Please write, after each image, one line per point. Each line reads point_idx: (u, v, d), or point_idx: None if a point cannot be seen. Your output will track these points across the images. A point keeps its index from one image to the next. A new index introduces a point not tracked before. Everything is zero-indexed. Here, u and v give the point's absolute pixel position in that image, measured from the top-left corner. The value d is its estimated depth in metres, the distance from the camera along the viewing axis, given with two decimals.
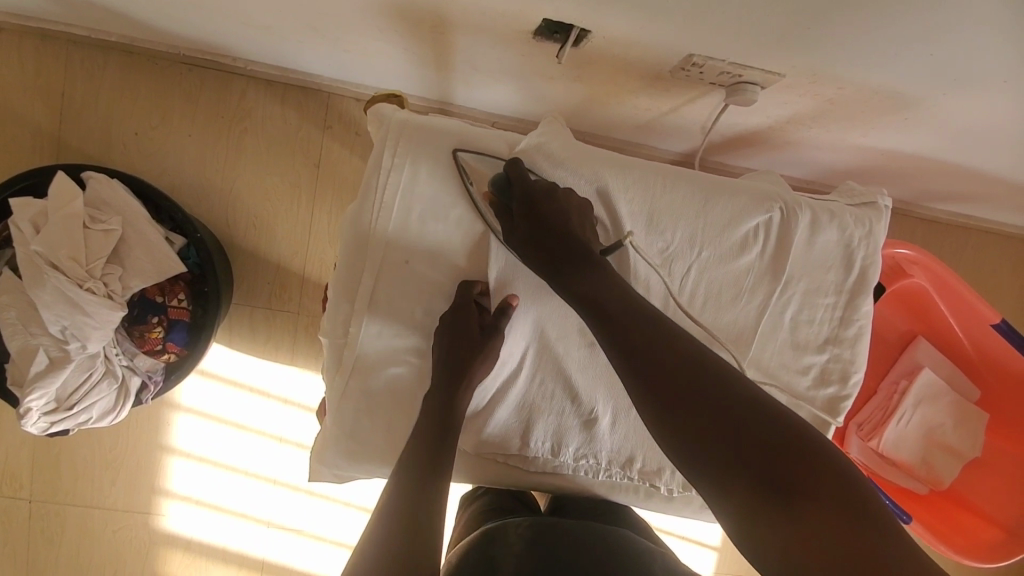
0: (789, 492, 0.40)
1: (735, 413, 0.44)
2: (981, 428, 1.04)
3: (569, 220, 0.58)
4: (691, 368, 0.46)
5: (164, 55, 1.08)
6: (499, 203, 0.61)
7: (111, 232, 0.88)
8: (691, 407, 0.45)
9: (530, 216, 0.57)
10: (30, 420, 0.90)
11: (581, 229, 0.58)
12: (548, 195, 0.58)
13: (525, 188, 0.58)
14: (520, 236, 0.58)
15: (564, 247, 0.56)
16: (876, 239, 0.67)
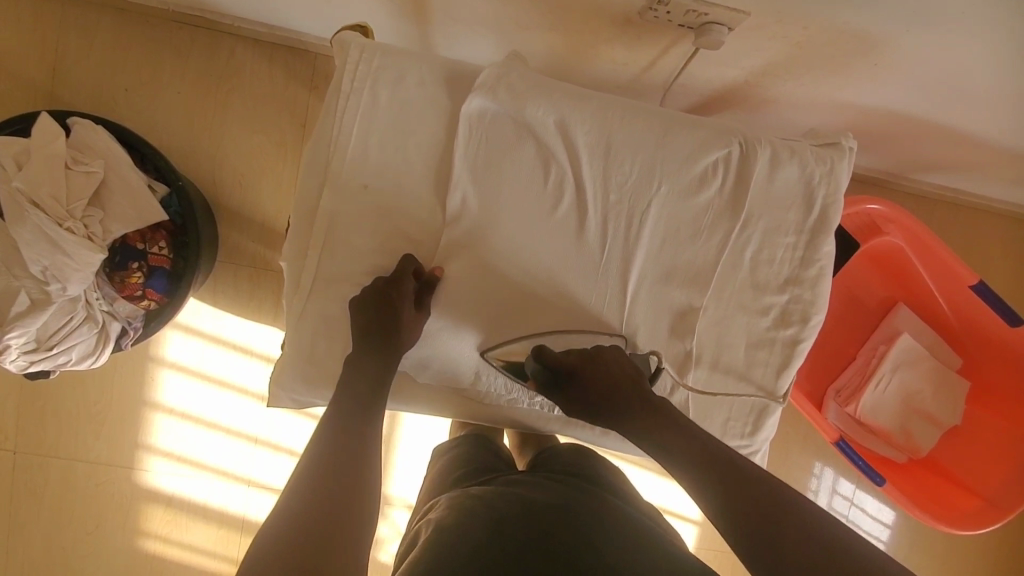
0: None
1: (792, 522, 0.48)
2: (959, 396, 1.03)
3: (614, 380, 0.60)
4: (743, 481, 0.51)
5: (154, 12, 1.10)
6: (494, 351, 0.65)
7: (93, 175, 0.90)
8: (753, 516, 0.49)
9: (583, 398, 0.60)
10: (9, 357, 0.92)
11: (627, 379, 0.61)
12: (587, 368, 0.60)
13: (564, 370, 0.61)
14: (576, 407, 0.62)
15: (621, 406, 0.59)
16: (837, 178, 0.66)
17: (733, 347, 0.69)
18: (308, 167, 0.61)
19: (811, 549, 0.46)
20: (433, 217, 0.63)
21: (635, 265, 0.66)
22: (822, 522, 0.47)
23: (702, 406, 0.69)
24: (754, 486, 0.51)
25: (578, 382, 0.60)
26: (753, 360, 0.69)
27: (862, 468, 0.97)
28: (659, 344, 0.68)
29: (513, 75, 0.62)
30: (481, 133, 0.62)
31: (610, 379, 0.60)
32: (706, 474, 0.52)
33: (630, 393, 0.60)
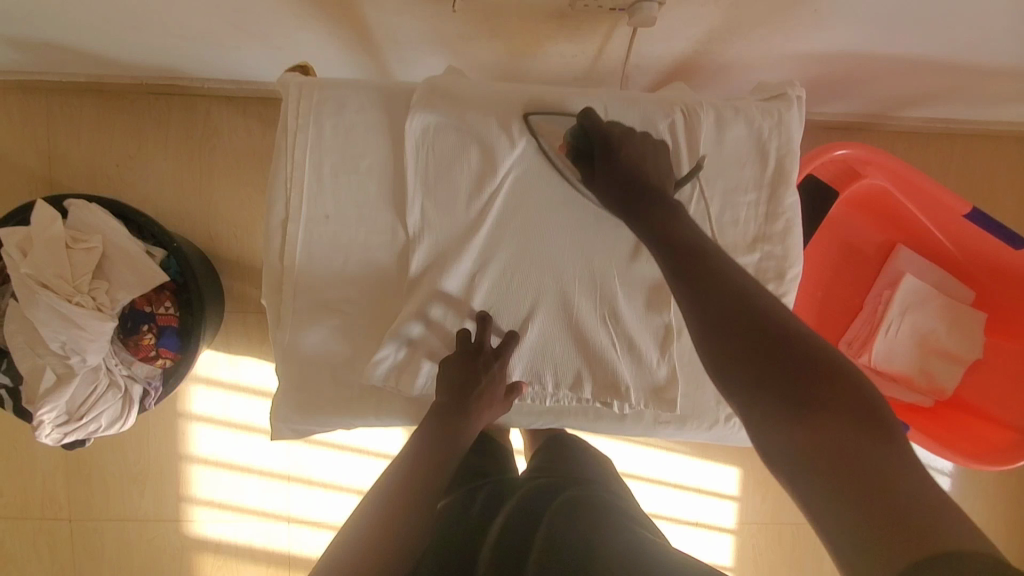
0: (814, 414, 0.39)
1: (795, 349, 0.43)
2: (978, 328, 1.00)
3: (636, 164, 0.60)
4: (753, 304, 0.46)
5: (131, 88, 1.16)
6: (537, 117, 0.65)
7: (93, 250, 0.96)
8: (732, 329, 0.45)
9: (606, 166, 0.60)
10: (45, 432, 0.98)
11: (654, 170, 0.60)
12: (618, 142, 0.61)
13: (597, 135, 0.62)
14: (597, 180, 0.61)
15: (635, 185, 0.59)
16: (788, 128, 0.66)
17: None
18: (270, 206, 0.64)
19: (800, 382, 0.41)
20: (395, 234, 0.66)
21: (598, 250, 0.68)
22: (842, 369, 0.41)
23: (692, 376, 0.70)
24: (764, 309, 0.45)
25: (604, 148, 0.61)
26: None
27: None
28: (639, 322, 0.69)
29: (448, 86, 0.63)
30: (427, 146, 0.64)
31: (636, 159, 0.60)
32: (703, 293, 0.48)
33: (650, 185, 0.59)
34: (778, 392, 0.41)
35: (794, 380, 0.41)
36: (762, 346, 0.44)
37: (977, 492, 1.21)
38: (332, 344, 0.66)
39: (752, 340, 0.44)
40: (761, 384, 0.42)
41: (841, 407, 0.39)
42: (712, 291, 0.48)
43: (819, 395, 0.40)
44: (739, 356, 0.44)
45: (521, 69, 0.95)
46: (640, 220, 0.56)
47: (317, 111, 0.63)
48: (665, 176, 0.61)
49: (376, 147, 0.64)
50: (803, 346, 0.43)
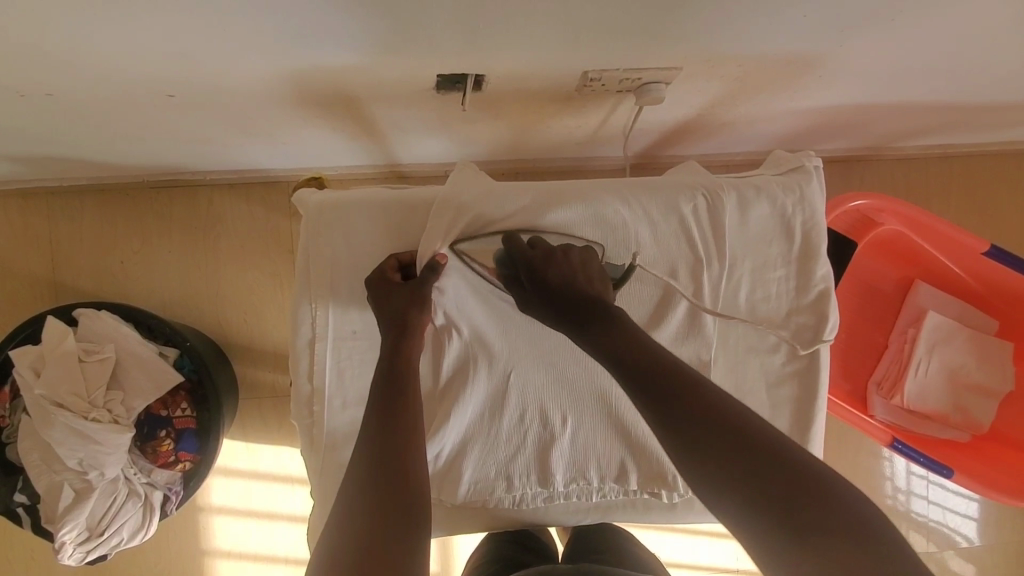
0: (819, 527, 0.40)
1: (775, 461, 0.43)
2: (1006, 359, 0.99)
3: (579, 279, 0.57)
4: (722, 416, 0.46)
5: (132, 185, 1.16)
6: (463, 245, 0.63)
7: (106, 360, 0.94)
8: (736, 464, 0.43)
9: (535, 288, 0.58)
10: (66, 553, 0.95)
11: (586, 281, 0.57)
12: (548, 259, 0.58)
13: (523, 259, 0.59)
14: (536, 303, 0.58)
15: (578, 304, 0.56)
16: (811, 202, 0.66)
17: (753, 392, 0.68)
18: (296, 327, 0.63)
19: (833, 523, 0.40)
20: None
21: None
22: (862, 508, 0.41)
23: None
24: (779, 456, 0.43)
25: (532, 272, 0.58)
26: (776, 399, 0.68)
27: (925, 462, 0.93)
28: None
29: (469, 193, 0.63)
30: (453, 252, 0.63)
31: (572, 273, 0.58)
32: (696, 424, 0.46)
33: (594, 298, 0.56)
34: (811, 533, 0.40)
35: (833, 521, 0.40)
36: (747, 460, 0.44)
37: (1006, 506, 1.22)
38: None
39: (758, 476, 0.43)
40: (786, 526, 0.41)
41: (828, 516, 0.40)
42: (680, 409, 0.47)
43: (812, 502, 0.41)
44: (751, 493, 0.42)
45: (524, 142, 0.96)
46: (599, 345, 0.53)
47: (339, 228, 0.63)
48: (601, 283, 0.59)
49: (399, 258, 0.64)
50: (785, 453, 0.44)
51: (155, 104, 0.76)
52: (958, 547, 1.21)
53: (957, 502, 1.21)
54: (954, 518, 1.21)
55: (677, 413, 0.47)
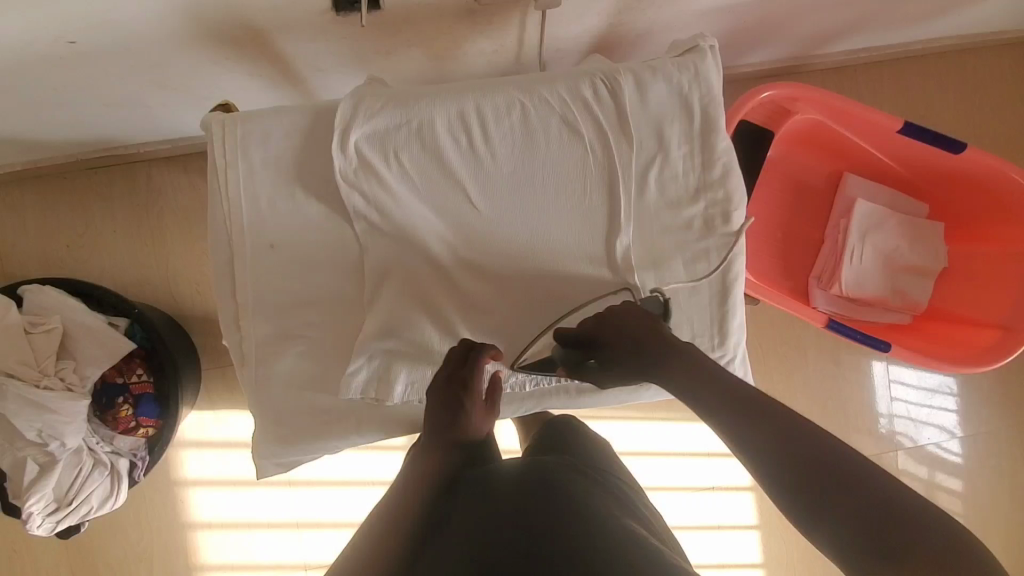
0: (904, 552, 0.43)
1: (865, 491, 0.46)
2: (937, 239, 1.02)
3: (633, 335, 0.63)
4: (834, 461, 0.48)
5: (68, 167, 1.16)
6: (366, 140, 0.63)
7: (53, 331, 0.94)
8: (831, 502, 0.46)
9: (625, 359, 0.63)
10: (36, 524, 0.96)
11: (648, 332, 0.63)
12: (599, 330, 0.64)
13: (586, 336, 0.64)
14: (615, 370, 0.64)
15: (651, 361, 0.61)
16: (706, 79, 0.66)
17: (673, 270, 0.69)
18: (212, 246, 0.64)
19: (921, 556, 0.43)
20: (342, 248, 0.66)
21: (546, 228, 0.68)
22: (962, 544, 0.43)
23: None
24: (879, 492, 0.45)
25: (598, 344, 0.64)
26: (694, 274, 0.69)
27: (863, 339, 0.95)
28: (603, 288, 0.69)
29: (366, 98, 0.64)
30: (357, 153, 0.63)
31: (628, 332, 0.63)
32: (793, 464, 0.49)
33: (654, 346, 0.62)
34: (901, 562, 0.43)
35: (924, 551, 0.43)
36: (856, 507, 0.46)
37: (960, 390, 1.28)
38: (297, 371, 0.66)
39: (855, 509, 0.45)
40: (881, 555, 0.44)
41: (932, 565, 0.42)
42: (788, 456, 0.50)
43: (904, 532, 0.43)
44: (848, 526, 0.45)
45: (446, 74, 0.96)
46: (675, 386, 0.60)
47: (242, 144, 0.63)
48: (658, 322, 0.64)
49: (305, 170, 0.64)
50: (878, 485, 0.46)
51: (59, 57, 0.75)
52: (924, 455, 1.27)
53: (941, 418, 1.28)
54: (921, 432, 1.27)
55: (780, 450, 0.50)
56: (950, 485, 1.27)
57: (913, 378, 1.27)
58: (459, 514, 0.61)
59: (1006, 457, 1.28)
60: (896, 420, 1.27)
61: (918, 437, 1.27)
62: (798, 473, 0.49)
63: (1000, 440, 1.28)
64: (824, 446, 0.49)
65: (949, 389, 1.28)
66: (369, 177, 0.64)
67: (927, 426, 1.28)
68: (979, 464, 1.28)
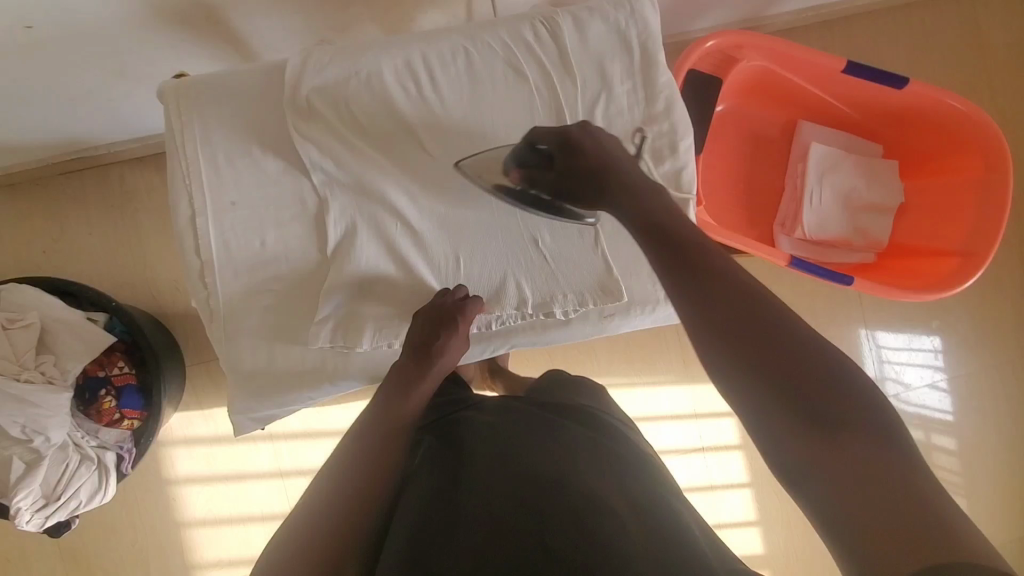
0: (843, 436, 0.37)
1: (797, 357, 0.40)
2: (892, 176, 1.06)
3: (600, 150, 0.58)
4: (763, 308, 0.42)
5: (40, 173, 1.17)
6: (317, 92, 0.66)
7: (31, 326, 0.95)
8: (752, 347, 0.41)
9: (567, 173, 0.58)
10: (25, 520, 0.95)
11: (617, 157, 0.58)
12: (576, 137, 0.59)
13: (556, 139, 0.59)
14: (556, 182, 0.59)
15: (594, 179, 0.57)
16: (642, 15, 0.70)
17: None
18: (175, 207, 0.66)
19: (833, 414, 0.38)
20: (303, 202, 0.68)
21: None
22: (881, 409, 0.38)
23: (623, 266, 0.73)
24: (801, 344, 0.40)
25: (563, 147, 0.59)
26: None
27: (828, 275, 0.97)
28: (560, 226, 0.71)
29: (316, 55, 0.67)
30: (310, 106, 0.66)
31: (599, 148, 0.58)
32: (715, 306, 0.43)
33: (611, 170, 0.56)
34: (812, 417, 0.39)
35: (837, 410, 0.38)
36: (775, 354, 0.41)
37: (940, 332, 1.29)
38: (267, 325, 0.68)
39: (771, 352, 0.41)
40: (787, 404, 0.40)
41: (844, 425, 0.38)
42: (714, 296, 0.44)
43: (840, 414, 0.38)
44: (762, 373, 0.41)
45: None
46: (621, 207, 0.54)
47: (198, 108, 0.66)
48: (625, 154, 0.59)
49: (261, 129, 0.67)
50: (816, 352, 0.40)
51: (18, 47, 0.78)
52: (914, 413, 1.28)
53: (928, 376, 1.29)
54: (909, 392, 1.28)
55: (700, 289, 0.45)
56: (939, 444, 1.28)
57: (899, 341, 1.28)
58: (439, 460, 0.61)
59: (993, 394, 1.30)
60: (887, 383, 1.28)
61: (908, 397, 1.28)
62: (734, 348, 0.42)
63: (987, 377, 1.30)
64: (760, 300, 0.42)
65: (935, 346, 1.29)
66: (324, 129, 0.67)
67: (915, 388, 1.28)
68: (965, 405, 1.29)
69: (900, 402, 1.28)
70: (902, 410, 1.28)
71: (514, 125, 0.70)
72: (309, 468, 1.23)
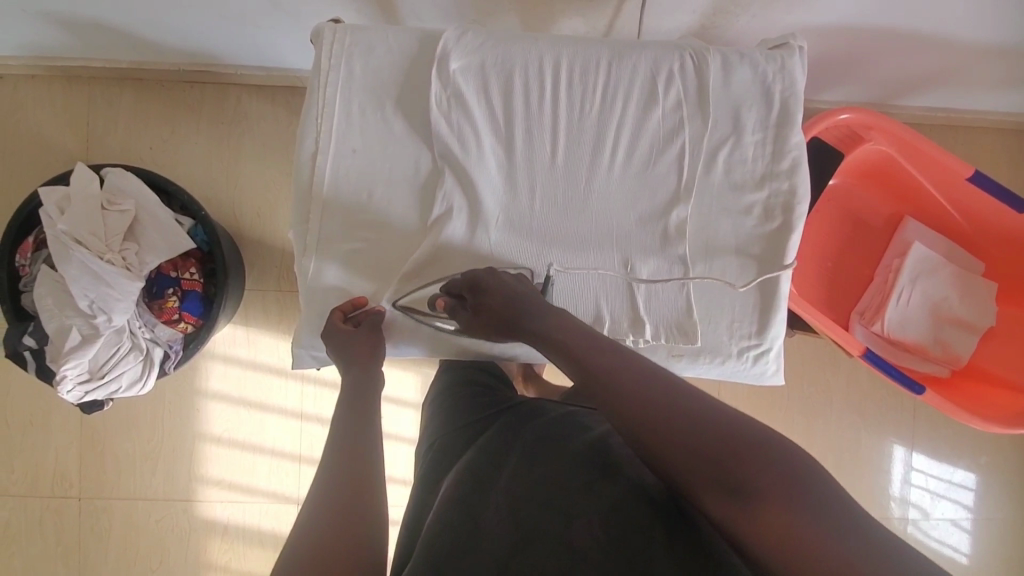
0: (752, 501, 0.42)
1: (690, 435, 0.46)
2: (990, 298, 1.01)
3: (503, 294, 0.62)
4: (650, 394, 0.50)
5: (168, 76, 1.23)
6: (461, 69, 0.69)
7: (126, 213, 1.01)
8: (657, 435, 0.48)
9: (483, 316, 0.63)
10: (66, 388, 1.00)
11: (521, 290, 0.62)
12: (484, 279, 0.63)
13: (468, 282, 0.64)
14: (480, 323, 0.63)
15: (511, 314, 0.61)
16: (791, 73, 0.70)
17: (724, 247, 0.71)
18: (301, 139, 0.69)
19: (734, 474, 0.43)
20: (418, 168, 0.70)
21: (610, 184, 0.71)
22: (770, 449, 0.44)
23: (708, 310, 0.72)
24: (692, 415, 0.47)
25: (477, 290, 0.63)
26: (745, 259, 0.71)
27: (896, 377, 0.93)
28: (653, 255, 0.71)
29: (468, 32, 0.69)
30: (450, 80, 0.68)
31: (501, 285, 0.63)
32: (617, 403, 0.51)
33: (520, 299, 0.62)
34: (716, 487, 0.44)
35: (729, 464, 0.44)
36: (675, 437, 0.47)
37: (989, 471, 1.22)
38: (352, 270, 0.70)
39: (674, 437, 0.47)
40: (694, 486, 0.46)
41: (747, 479, 0.43)
42: (615, 390, 0.51)
43: (744, 479, 0.43)
44: (675, 457, 0.47)
45: None
46: (535, 333, 0.59)
47: (348, 54, 0.69)
48: (530, 287, 0.65)
49: (400, 89, 0.70)
50: (703, 420, 0.47)
51: None
52: (934, 546, 1.22)
53: (960, 513, 1.22)
54: (935, 524, 1.22)
55: (602, 388, 0.52)
56: None
57: (940, 469, 1.22)
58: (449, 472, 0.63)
59: None
60: (914, 508, 1.22)
61: (932, 529, 1.22)
62: (640, 436, 0.49)
63: None
64: (655, 391, 0.50)
65: (975, 486, 1.22)
66: (457, 105, 0.69)
67: (945, 522, 1.22)
68: (993, 554, 1.22)
69: (923, 531, 1.22)
70: (924, 540, 1.22)
71: (636, 147, 0.70)
72: (327, 419, 1.26)
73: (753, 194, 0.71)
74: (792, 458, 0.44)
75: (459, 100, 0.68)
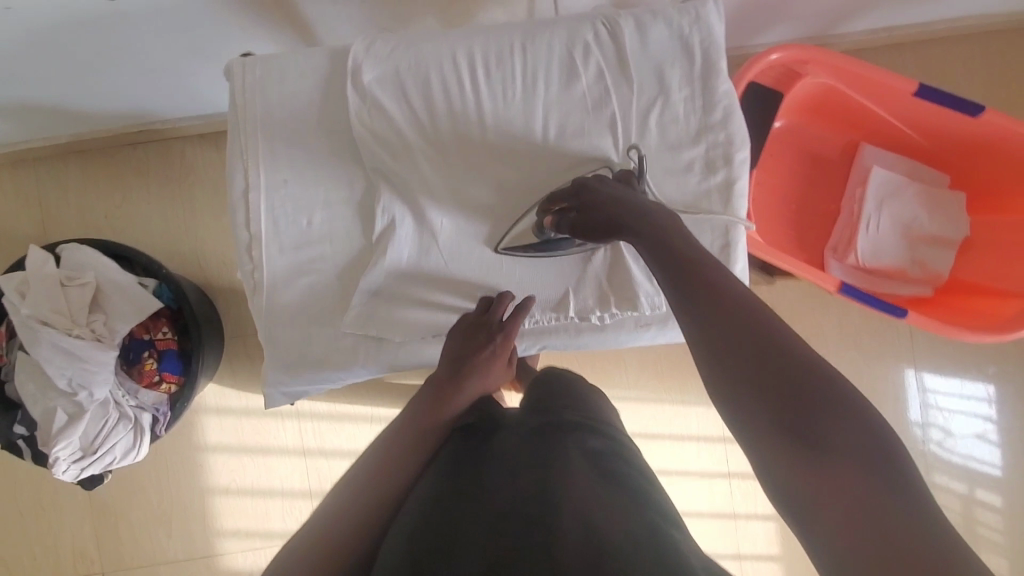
0: (831, 462, 0.37)
1: (788, 373, 0.39)
2: (959, 209, 1.00)
3: (618, 195, 0.57)
4: (748, 318, 0.42)
5: (109, 141, 1.23)
6: (375, 81, 0.68)
7: (87, 286, 1.00)
8: (745, 358, 0.41)
9: (594, 214, 0.57)
10: (61, 469, 1.01)
11: (636, 196, 0.56)
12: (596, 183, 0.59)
13: (580, 186, 0.60)
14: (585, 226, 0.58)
15: (615, 213, 0.55)
16: (707, 22, 0.68)
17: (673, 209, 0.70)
18: (230, 181, 0.68)
19: (817, 429, 0.38)
20: (352, 188, 0.70)
21: (547, 168, 0.70)
22: (869, 421, 0.38)
23: None
24: (790, 354, 0.40)
25: (587, 191, 0.58)
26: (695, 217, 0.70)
27: (876, 304, 0.92)
28: None
29: (376, 43, 0.68)
30: (366, 94, 0.67)
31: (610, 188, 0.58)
32: (711, 319, 0.43)
33: (626, 199, 0.56)
34: (792, 436, 0.38)
35: (811, 422, 0.38)
36: (767, 367, 0.40)
37: (997, 380, 1.21)
38: (306, 300, 0.70)
39: (765, 370, 0.40)
40: (767, 426, 0.39)
41: (827, 440, 0.37)
42: (708, 304, 0.44)
43: (822, 433, 0.38)
44: (762, 391, 0.40)
45: None
46: (641, 235, 0.52)
47: (261, 87, 0.68)
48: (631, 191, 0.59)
49: (319, 112, 0.69)
50: (802, 363, 0.40)
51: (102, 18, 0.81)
52: (958, 464, 1.21)
53: (978, 426, 1.21)
54: (954, 441, 1.21)
55: (694, 302, 0.45)
56: (988, 500, 1.21)
57: (950, 385, 1.21)
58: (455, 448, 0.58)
59: None
60: (932, 429, 1.21)
61: (953, 446, 1.21)
62: (729, 359, 0.41)
63: None
64: (751, 313, 0.42)
65: (989, 396, 1.21)
66: (379, 118, 0.68)
67: (963, 437, 1.21)
68: (1017, 461, 1.21)
69: (944, 450, 1.21)
70: (947, 458, 1.21)
71: (565, 125, 0.69)
72: (332, 450, 1.25)
73: (691, 150, 0.70)
74: (884, 432, 0.37)
75: (379, 113, 0.68)
